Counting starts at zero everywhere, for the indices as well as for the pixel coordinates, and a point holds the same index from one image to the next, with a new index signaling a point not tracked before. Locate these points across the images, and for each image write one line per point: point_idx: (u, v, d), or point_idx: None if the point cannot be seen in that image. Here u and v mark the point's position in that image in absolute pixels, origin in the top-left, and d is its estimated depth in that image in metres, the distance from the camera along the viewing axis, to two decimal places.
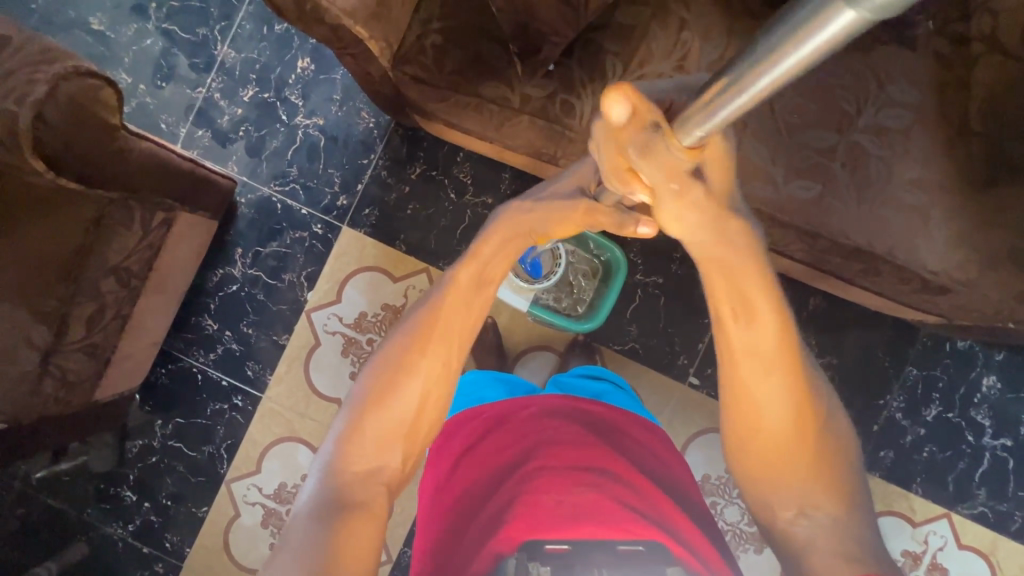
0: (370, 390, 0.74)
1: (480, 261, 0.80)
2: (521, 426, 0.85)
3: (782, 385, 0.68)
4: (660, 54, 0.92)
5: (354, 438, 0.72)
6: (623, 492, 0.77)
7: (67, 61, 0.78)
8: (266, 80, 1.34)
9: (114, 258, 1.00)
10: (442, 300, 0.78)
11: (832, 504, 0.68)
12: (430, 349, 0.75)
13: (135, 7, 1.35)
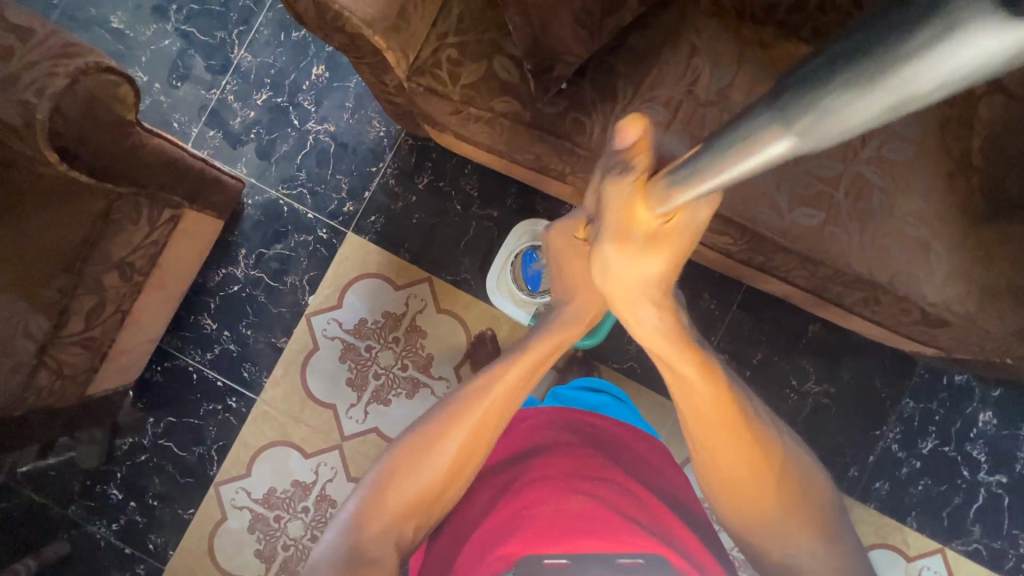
0: (398, 462, 0.76)
1: (526, 358, 0.81)
2: (515, 441, 0.85)
3: (728, 443, 0.69)
4: (671, 77, 0.94)
5: (375, 505, 0.74)
6: (623, 503, 0.75)
7: (86, 56, 0.79)
8: (280, 85, 1.36)
9: (119, 253, 1.01)
10: (482, 392, 0.78)
11: (815, 540, 0.68)
12: (463, 436, 0.75)
13: (156, 8, 1.37)
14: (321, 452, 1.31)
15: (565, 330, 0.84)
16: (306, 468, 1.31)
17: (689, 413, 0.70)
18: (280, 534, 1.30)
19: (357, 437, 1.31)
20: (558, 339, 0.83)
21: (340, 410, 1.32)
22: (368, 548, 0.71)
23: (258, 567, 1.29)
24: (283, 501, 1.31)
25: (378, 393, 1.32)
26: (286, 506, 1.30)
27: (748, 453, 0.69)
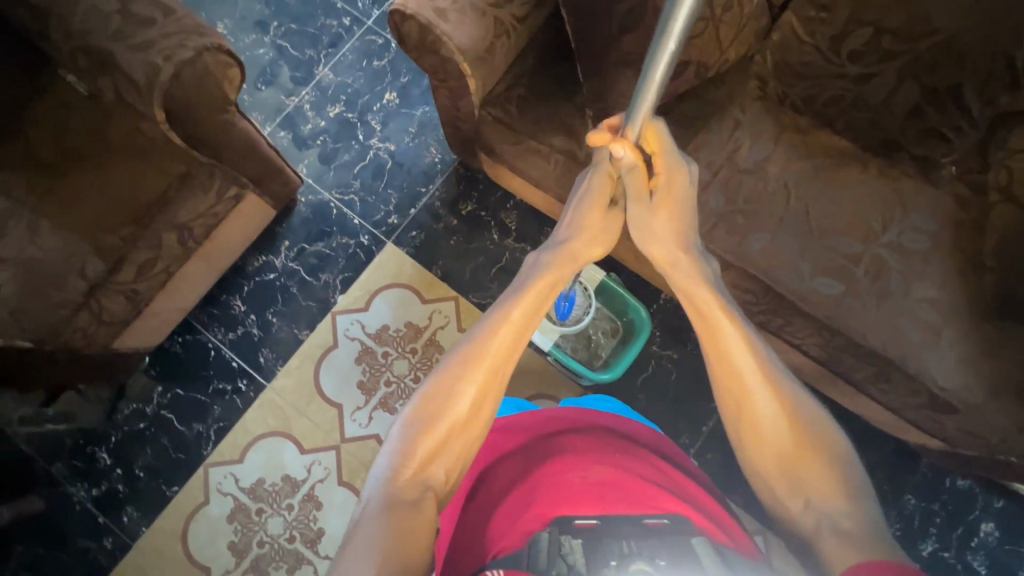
0: (424, 406, 0.70)
1: (534, 290, 0.78)
2: (534, 419, 0.84)
3: (742, 388, 0.67)
4: (714, 145, 1.04)
5: (407, 450, 0.68)
6: (641, 471, 0.74)
7: (205, 35, 0.87)
8: (353, 103, 1.49)
9: (184, 216, 1.06)
10: (493, 329, 0.74)
11: (833, 489, 0.61)
12: (481, 369, 0.71)
13: (258, 21, 1.54)
14: (317, 451, 1.31)
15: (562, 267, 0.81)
16: (300, 465, 1.30)
17: (721, 363, 0.69)
18: (258, 529, 1.27)
19: (357, 441, 1.31)
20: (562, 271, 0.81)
21: (345, 411, 1.33)
22: (407, 497, 0.65)
23: (228, 560, 1.25)
24: (270, 494, 1.28)
25: (385, 401, 1.33)
26: (271, 499, 1.28)
27: (770, 405, 0.66)
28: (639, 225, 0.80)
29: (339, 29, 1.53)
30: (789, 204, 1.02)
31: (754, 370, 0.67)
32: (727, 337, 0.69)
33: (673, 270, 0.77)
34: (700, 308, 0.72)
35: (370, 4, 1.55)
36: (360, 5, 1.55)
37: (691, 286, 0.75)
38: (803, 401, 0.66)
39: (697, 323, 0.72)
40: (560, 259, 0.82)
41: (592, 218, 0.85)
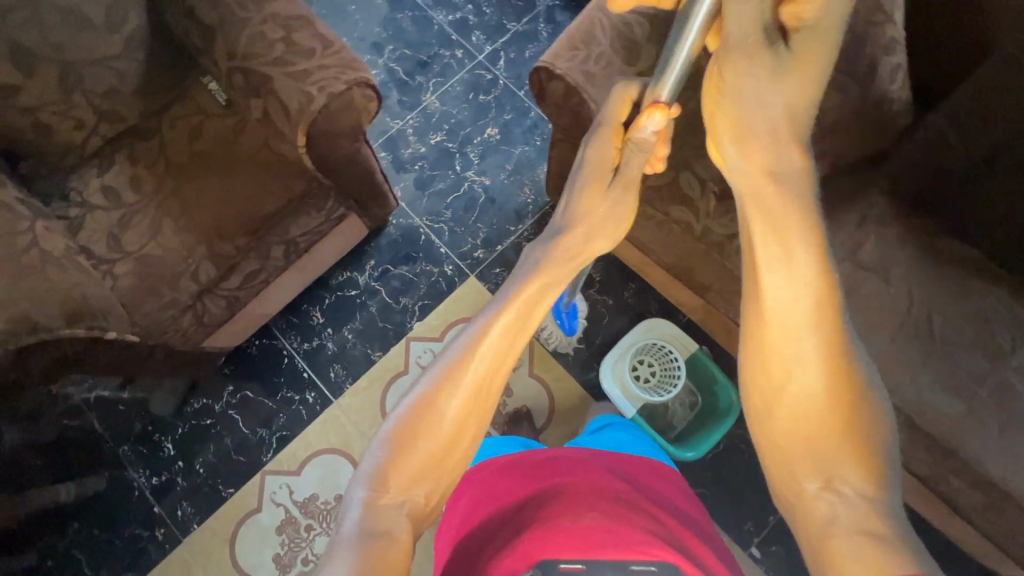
0: (402, 423, 0.61)
1: (524, 290, 0.66)
2: (530, 464, 0.83)
3: (792, 358, 0.56)
4: (839, 235, 1.00)
5: (382, 478, 0.58)
6: (635, 517, 0.73)
7: (357, 70, 0.89)
8: (455, 133, 1.51)
9: (295, 233, 1.10)
10: (481, 335, 0.63)
11: (858, 473, 0.53)
12: (467, 383, 0.61)
13: (374, 44, 1.58)
14: None
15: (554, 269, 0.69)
16: None
17: (779, 309, 0.56)
18: (305, 545, 1.26)
19: None
20: (559, 271, 0.69)
21: None
22: (387, 529, 0.55)
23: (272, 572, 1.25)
24: (321, 511, 1.28)
25: None
26: (321, 517, 1.28)
27: (810, 373, 0.55)
28: (746, 97, 0.59)
29: (451, 60, 1.56)
30: (911, 309, 0.97)
31: (812, 333, 0.55)
32: (771, 303, 0.56)
33: (773, 182, 0.57)
34: (797, 247, 0.55)
35: (484, 39, 1.58)
36: (473, 39, 1.58)
37: (788, 212, 0.56)
38: (861, 368, 0.55)
39: (776, 242, 0.56)
40: (555, 256, 0.70)
41: (588, 204, 0.74)
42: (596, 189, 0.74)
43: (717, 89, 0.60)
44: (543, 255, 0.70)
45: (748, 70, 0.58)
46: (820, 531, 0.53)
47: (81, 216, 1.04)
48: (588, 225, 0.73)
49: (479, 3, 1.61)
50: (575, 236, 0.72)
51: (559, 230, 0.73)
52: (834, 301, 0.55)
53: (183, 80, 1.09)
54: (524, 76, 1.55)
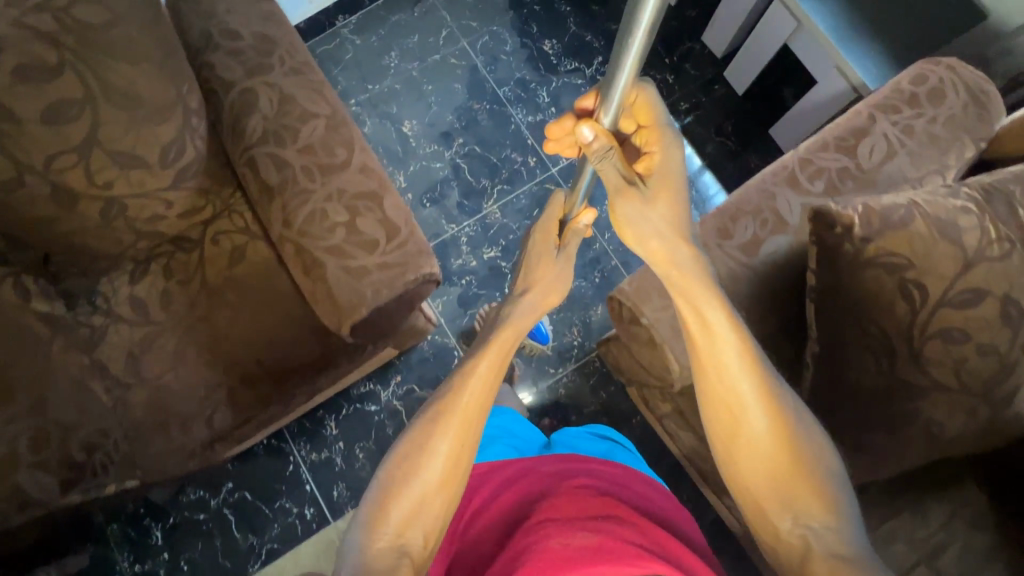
0: (386, 475, 0.63)
1: (494, 342, 0.72)
2: (517, 482, 0.78)
3: (735, 412, 0.60)
4: (920, 532, 0.87)
5: (376, 524, 0.61)
6: (626, 533, 0.63)
7: (422, 266, 0.79)
8: (510, 251, 1.40)
9: (322, 383, 1.01)
10: (455, 381, 0.69)
11: (819, 508, 0.56)
12: (456, 414, 0.65)
13: (444, 133, 1.47)
14: None
15: (519, 319, 0.76)
16: None
17: (732, 407, 0.60)
18: None
19: None
20: (522, 324, 0.75)
21: None
22: (384, 569, 0.58)
23: None
24: None
25: None
26: None
27: (758, 421, 0.59)
28: (632, 217, 0.67)
29: (521, 167, 1.45)
30: None
31: (762, 413, 0.59)
32: (709, 365, 0.61)
33: (675, 265, 0.67)
34: (708, 312, 0.63)
35: None
36: None
37: (696, 285, 0.65)
38: (795, 411, 0.60)
39: (691, 309, 0.64)
40: (517, 313, 0.77)
41: (541, 271, 0.79)
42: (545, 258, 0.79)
43: (615, 222, 0.68)
44: (502, 318, 0.76)
45: (626, 206, 0.66)
46: (798, 560, 0.55)
47: (104, 326, 0.97)
48: (541, 290, 0.79)
49: (563, 108, 1.49)
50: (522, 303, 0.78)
51: (519, 294, 0.79)
52: (761, 374, 0.60)
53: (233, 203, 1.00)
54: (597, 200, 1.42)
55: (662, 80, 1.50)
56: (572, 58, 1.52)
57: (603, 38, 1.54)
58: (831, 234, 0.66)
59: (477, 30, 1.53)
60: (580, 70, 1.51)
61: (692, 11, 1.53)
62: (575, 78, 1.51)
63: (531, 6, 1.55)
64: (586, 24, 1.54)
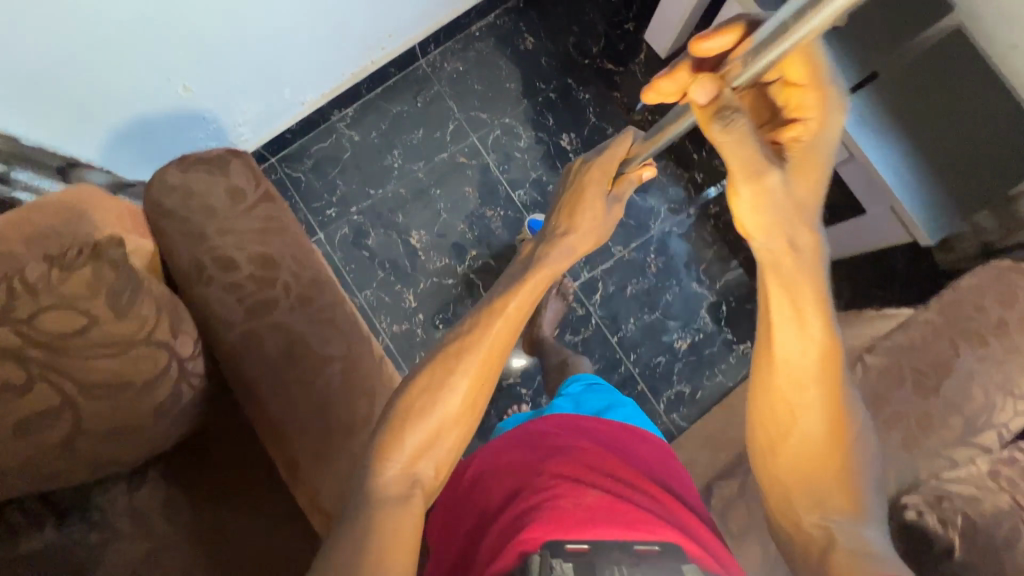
0: (398, 410, 0.58)
1: (528, 275, 0.62)
2: (530, 438, 0.75)
3: (793, 403, 0.56)
4: None
5: (385, 447, 0.57)
6: (633, 495, 0.65)
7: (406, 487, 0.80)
8: (531, 376, 1.32)
9: None
10: (481, 317, 0.61)
11: (849, 509, 0.55)
12: (477, 355, 0.60)
13: (456, 244, 1.36)
14: None
15: (558, 258, 0.63)
16: None
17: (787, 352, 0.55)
18: None
19: None
20: (562, 255, 0.63)
21: None
22: (395, 496, 0.55)
23: None
24: None
25: None
26: None
27: (813, 420, 0.56)
28: (770, 202, 0.51)
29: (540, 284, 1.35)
30: None
31: (812, 362, 0.54)
32: (780, 356, 0.55)
33: (794, 258, 0.52)
34: (806, 312, 0.53)
35: (581, 262, 1.36)
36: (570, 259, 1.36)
37: (803, 281, 0.53)
38: (856, 414, 0.56)
39: (789, 303, 0.54)
40: (554, 245, 0.64)
41: (586, 210, 0.65)
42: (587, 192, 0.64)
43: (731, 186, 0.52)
44: (536, 256, 0.64)
45: (764, 188, 0.50)
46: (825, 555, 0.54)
47: (98, 547, 0.87)
48: (586, 225, 0.65)
49: None
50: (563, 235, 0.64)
51: (559, 232, 0.65)
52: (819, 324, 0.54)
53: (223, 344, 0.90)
54: (621, 318, 1.34)
55: (690, 179, 1.38)
56: None
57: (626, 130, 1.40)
58: (927, 555, 0.65)
59: (488, 124, 1.40)
60: None
61: None
62: None
63: (546, 94, 1.41)
64: (606, 114, 1.41)
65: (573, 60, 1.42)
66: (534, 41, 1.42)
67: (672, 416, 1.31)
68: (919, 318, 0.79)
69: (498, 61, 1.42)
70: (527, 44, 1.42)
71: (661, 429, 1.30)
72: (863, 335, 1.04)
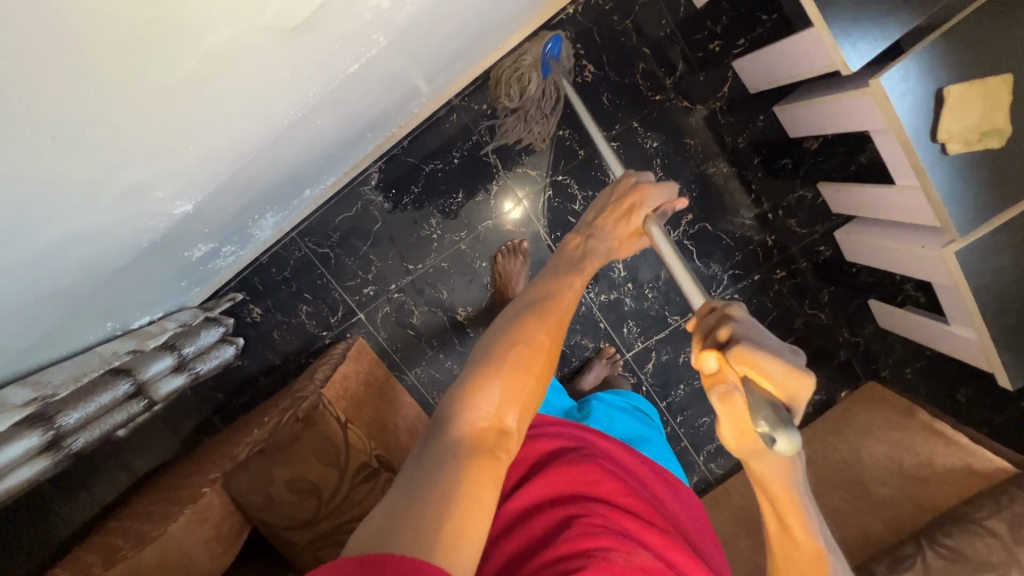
0: (490, 350, 0.58)
1: (583, 271, 0.70)
2: (584, 465, 0.70)
3: None
4: None
5: (471, 388, 0.55)
6: (678, 556, 0.62)
7: None
8: None
9: None
10: (553, 285, 0.66)
11: None
12: (556, 318, 0.62)
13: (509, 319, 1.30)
14: None
15: (593, 266, 0.71)
16: None
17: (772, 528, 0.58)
18: None
19: None
20: (598, 250, 0.73)
21: None
22: (479, 444, 0.53)
23: None
24: None
25: None
26: None
27: None
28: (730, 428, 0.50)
29: (594, 355, 1.33)
30: None
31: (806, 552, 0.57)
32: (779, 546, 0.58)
33: (757, 466, 0.52)
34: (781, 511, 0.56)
35: (636, 333, 1.32)
36: (625, 331, 1.32)
37: (779, 482, 0.54)
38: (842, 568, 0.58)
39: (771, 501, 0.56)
40: (589, 256, 0.72)
41: (624, 234, 0.76)
42: (628, 216, 0.76)
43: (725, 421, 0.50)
44: (584, 254, 0.71)
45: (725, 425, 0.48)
46: None
47: None
48: (618, 240, 0.76)
49: (641, 283, 1.30)
50: (602, 234, 0.74)
51: (598, 235, 0.74)
52: (800, 517, 0.56)
53: (255, 435, 0.87)
54: (671, 384, 1.36)
55: (760, 242, 1.28)
56: None
57: (695, 186, 1.24)
58: None
59: (536, 181, 1.22)
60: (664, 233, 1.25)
61: (812, 143, 1.21)
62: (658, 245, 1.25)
63: (606, 142, 1.20)
64: (674, 167, 1.23)
65: (640, 94, 1.19)
66: (594, 71, 1.17)
67: (709, 465, 1.40)
68: (987, 525, 0.89)
69: (549, 101, 1.18)
70: (585, 75, 1.17)
71: (699, 478, 1.41)
72: (915, 455, 1.11)
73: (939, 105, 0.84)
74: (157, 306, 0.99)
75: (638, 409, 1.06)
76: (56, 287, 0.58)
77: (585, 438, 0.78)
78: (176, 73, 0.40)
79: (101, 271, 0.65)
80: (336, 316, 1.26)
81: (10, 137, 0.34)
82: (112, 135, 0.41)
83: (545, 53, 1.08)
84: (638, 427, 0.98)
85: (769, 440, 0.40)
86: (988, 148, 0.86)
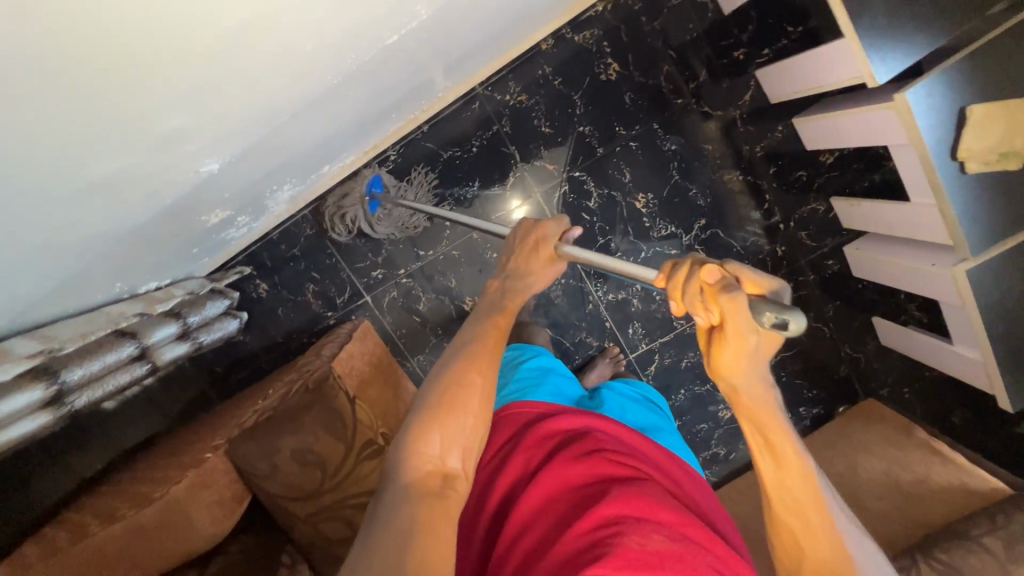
0: (423, 401, 0.58)
1: (506, 310, 0.67)
2: (594, 453, 0.69)
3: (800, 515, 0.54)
4: None
5: (410, 440, 0.56)
6: (696, 533, 0.61)
7: None
8: None
9: None
10: (477, 327, 0.65)
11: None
12: (485, 358, 0.62)
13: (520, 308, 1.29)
14: None
15: (516, 305, 0.67)
16: None
17: (765, 465, 0.54)
18: None
19: None
20: (523, 287, 0.68)
21: None
22: (430, 488, 0.53)
23: None
24: None
25: None
26: None
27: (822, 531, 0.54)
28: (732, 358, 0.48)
29: (598, 353, 1.33)
30: None
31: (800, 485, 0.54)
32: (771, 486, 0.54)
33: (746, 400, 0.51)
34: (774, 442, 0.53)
35: (641, 334, 1.33)
36: (630, 332, 1.33)
37: (761, 404, 0.52)
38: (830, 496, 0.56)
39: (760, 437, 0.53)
40: (508, 294, 0.68)
41: (539, 265, 0.69)
42: (538, 251, 0.69)
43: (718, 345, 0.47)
44: (507, 291, 0.68)
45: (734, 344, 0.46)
46: None
47: None
48: (539, 280, 0.69)
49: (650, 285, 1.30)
50: (519, 273, 0.69)
51: (520, 273, 0.69)
52: (787, 439, 0.53)
53: (260, 403, 0.86)
54: (672, 388, 1.36)
55: (770, 252, 1.28)
56: (668, 221, 1.25)
57: (710, 193, 1.25)
58: None
59: (553, 175, 1.22)
60: (676, 237, 1.26)
61: (828, 157, 1.21)
62: (669, 248, 1.25)
63: (625, 142, 1.21)
64: (691, 171, 1.23)
65: (662, 96, 1.20)
66: (619, 70, 1.18)
67: (705, 471, 1.40)
68: (981, 542, 0.90)
69: (572, 97, 1.18)
70: (610, 73, 1.18)
71: None
72: (912, 472, 1.13)
73: (960, 123, 0.85)
74: (165, 272, 0.98)
75: (649, 399, 1.06)
76: (78, 235, 0.58)
77: (595, 425, 0.78)
78: (225, 17, 0.40)
79: (121, 224, 0.64)
80: (343, 297, 1.25)
81: (64, 57, 0.34)
82: (157, 75, 0.41)
83: (369, 190, 1.17)
84: (651, 417, 0.98)
85: (781, 324, 0.40)
86: (1007, 168, 0.87)
